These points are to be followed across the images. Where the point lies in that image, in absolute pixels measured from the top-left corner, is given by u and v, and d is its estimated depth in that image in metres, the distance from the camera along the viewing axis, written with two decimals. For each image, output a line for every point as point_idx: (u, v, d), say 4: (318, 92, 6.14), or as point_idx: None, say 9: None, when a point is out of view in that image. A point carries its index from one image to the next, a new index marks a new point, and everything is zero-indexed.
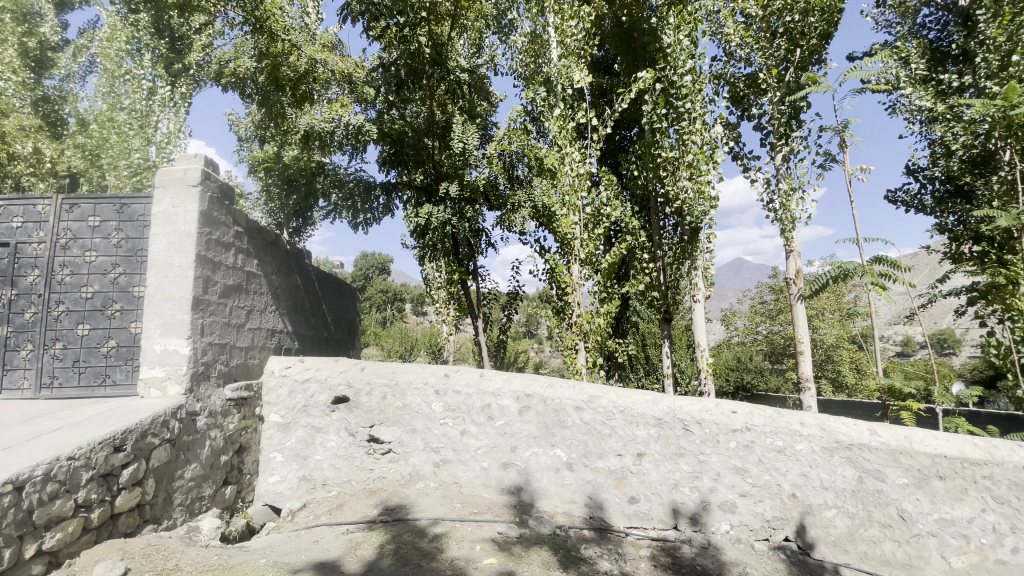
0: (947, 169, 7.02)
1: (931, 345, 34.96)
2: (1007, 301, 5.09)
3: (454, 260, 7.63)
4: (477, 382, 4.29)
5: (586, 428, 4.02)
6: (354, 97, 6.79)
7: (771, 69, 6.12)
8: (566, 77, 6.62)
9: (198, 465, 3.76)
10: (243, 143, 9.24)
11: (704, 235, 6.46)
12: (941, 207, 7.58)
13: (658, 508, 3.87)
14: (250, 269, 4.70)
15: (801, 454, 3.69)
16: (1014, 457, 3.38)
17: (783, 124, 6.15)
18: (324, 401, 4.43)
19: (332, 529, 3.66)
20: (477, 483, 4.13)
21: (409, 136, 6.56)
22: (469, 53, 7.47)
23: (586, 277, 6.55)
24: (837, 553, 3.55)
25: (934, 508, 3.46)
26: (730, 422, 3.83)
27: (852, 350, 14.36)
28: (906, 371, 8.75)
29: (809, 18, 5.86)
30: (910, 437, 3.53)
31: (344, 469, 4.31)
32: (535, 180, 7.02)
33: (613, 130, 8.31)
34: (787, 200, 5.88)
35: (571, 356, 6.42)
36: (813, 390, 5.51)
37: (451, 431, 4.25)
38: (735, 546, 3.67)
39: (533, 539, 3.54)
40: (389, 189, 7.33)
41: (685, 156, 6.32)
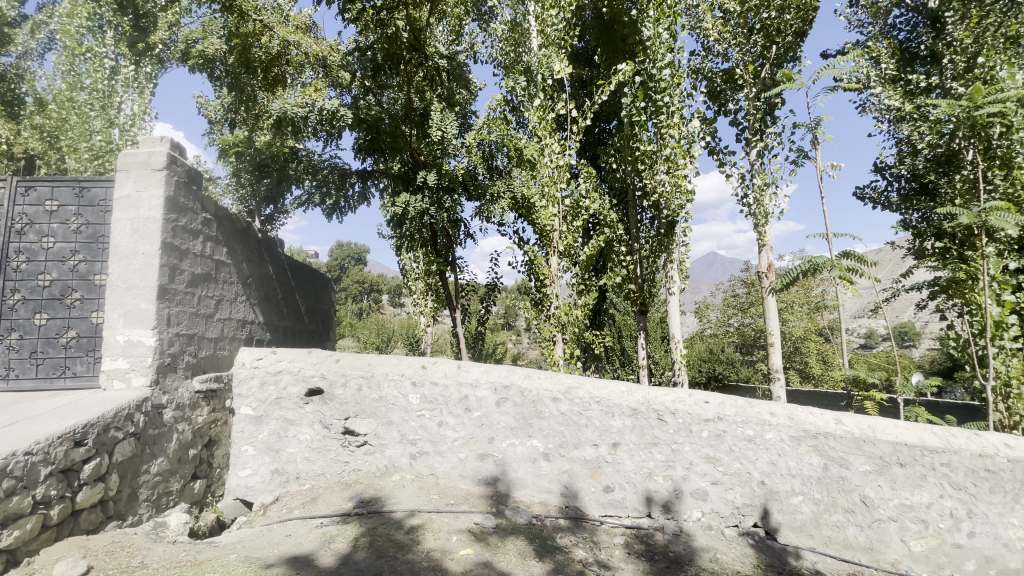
0: (913, 167, 7.27)
1: (893, 337, 36.29)
2: (966, 296, 5.32)
3: (432, 250, 7.57)
4: (454, 373, 4.26)
5: (563, 419, 4.05)
6: (329, 81, 6.59)
7: (748, 65, 6.20)
8: (546, 67, 6.59)
9: (165, 460, 3.65)
10: (213, 126, 8.92)
11: (680, 229, 6.53)
12: (906, 205, 7.85)
13: (632, 496, 3.94)
14: (219, 258, 4.56)
15: (770, 443, 3.79)
16: (970, 445, 3.56)
17: (758, 120, 6.25)
18: (297, 393, 4.35)
19: (306, 522, 3.61)
20: (453, 475, 4.12)
21: (385, 123, 6.45)
22: (448, 40, 7.43)
23: (564, 269, 6.58)
24: (802, 538, 3.68)
25: (894, 494, 3.61)
26: (703, 412, 3.90)
27: (819, 343, 14.81)
28: (869, 362, 9.12)
29: (785, 15, 5.95)
30: (874, 426, 3.67)
31: (318, 462, 4.24)
32: (514, 171, 6.97)
33: (592, 123, 8.33)
34: (760, 195, 5.99)
35: (549, 347, 6.46)
36: (782, 381, 5.66)
37: (428, 423, 4.22)
38: (706, 532, 3.76)
39: (509, 529, 3.56)
40: (365, 177, 7.17)
41: (663, 150, 6.38)
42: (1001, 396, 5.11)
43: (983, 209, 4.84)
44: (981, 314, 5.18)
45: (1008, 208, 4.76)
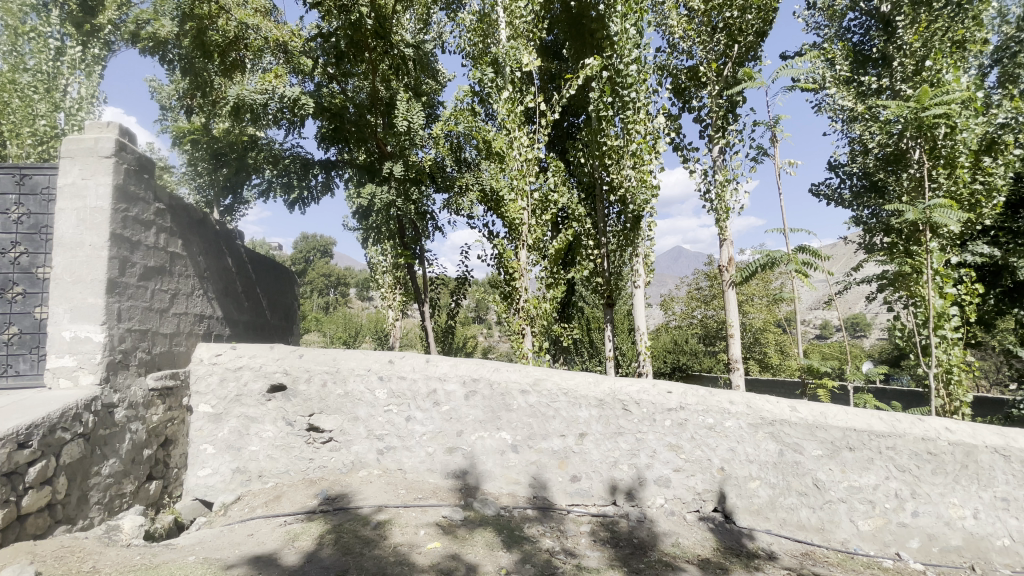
0: (864, 165, 7.62)
1: (846, 328, 38.00)
2: (912, 288, 5.63)
3: (399, 243, 7.50)
4: (422, 367, 4.20)
5: (531, 411, 4.07)
6: (291, 67, 6.39)
7: (711, 63, 6.34)
8: (514, 58, 6.57)
9: (117, 461, 3.50)
10: (167, 112, 8.52)
11: (646, 223, 6.70)
12: (858, 201, 8.23)
13: (598, 485, 4.01)
14: (174, 250, 4.38)
15: (729, 430, 3.93)
16: (913, 429, 3.78)
17: (721, 117, 6.41)
18: (259, 389, 4.22)
19: (269, 521, 3.53)
20: (422, 469, 4.10)
21: (350, 112, 6.36)
22: (415, 28, 7.30)
23: (533, 263, 6.62)
24: (759, 521, 3.85)
25: (844, 476, 3.81)
26: (666, 401, 4.01)
27: (777, 334, 15.39)
28: (823, 352, 9.56)
29: (747, 15, 6.11)
30: (826, 413, 3.85)
31: (282, 460, 4.14)
32: (483, 163, 6.92)
33: (560, 117, 8.35)
34: (722, 190, 6.16)
35: (518, 340, 6.49)
36: (741, 370, 5.86)
37: (396, 417, 4.16)
38: (668, 518, 3.88)
39: (477, 521, 3.57)
40: (328, 167, 7.00)
41: (629, 145, 6.49)
42: (943, 381, 5.50)
43: (928, 206, 5.10)
44: (924, 306, 5.50)
45: (950, 206, 5.05)
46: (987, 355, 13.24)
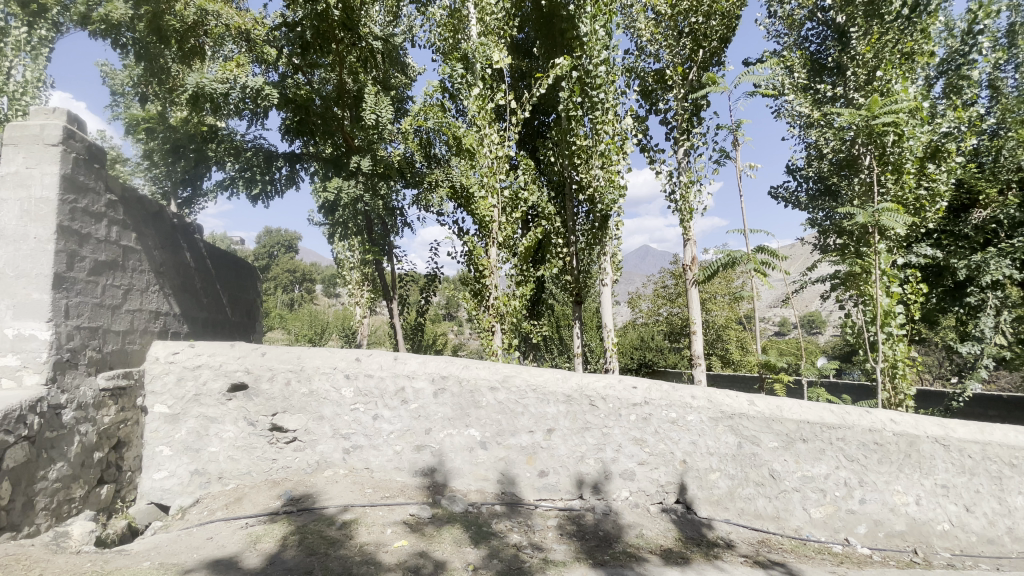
0: (819, 170, 7.97)
1: (803, 325, 39.56)
2: (861, 287, 5.94)
3: (367, 239, 7.50)
4: (390, 365, 4.15)
5: (500, 407, 4.08)
6: (254, 57, 6.23)
7: (677, 67, 6.50)
8: (483, 55, 6.56)
9: (65, 465, 3.33)
10: (120, 99, 8.11)
11: (613, 222, 6.87)
12: (813, 204, 8.60)
13: (565, 480, 4.07)
14: (127, 244, 4.18)
15: (691, 424, 4.05)
16: (861, 421, 3.99)
17: (686, 120, 6.57)
18: (218, 388, 4.07)
19: (229, 523, 3.43)
20: (389, 467, 4.06)
21: (315, 104, 6.24)
22: (384, 21, 7.19)
23: (503, 260, 6.61)
24: (718, 511, 4.00)
25: (798, 467, 3.99)
26: (631, 396, 4.10)
27: (738, 331, 15.90)
28: (780, 348, 9.96)
29: (711, 21, 6.33)
30: (782, 406, 4.01)
31: (243, 461, 4.02)
32: (453, 160, 6.88)
33: (531, 115, 8.39)
34: (686, 191, 6.32)
35: (487, 338, 6.49)
36: (703, 366, 6.03)
37: (362, 416, 4.10)
38: (633, 510, 3.98)
39: (445, 519, 3.58)
40: (293, 160, 6.84)
41: (598, 146, 6.59)
42: (889, 375, 5.82)
43: (877, 209, 5.37)
44: (872, 304, 5.80)
45: (896, 209, 5.36)
46: (929, 350, 14.06)
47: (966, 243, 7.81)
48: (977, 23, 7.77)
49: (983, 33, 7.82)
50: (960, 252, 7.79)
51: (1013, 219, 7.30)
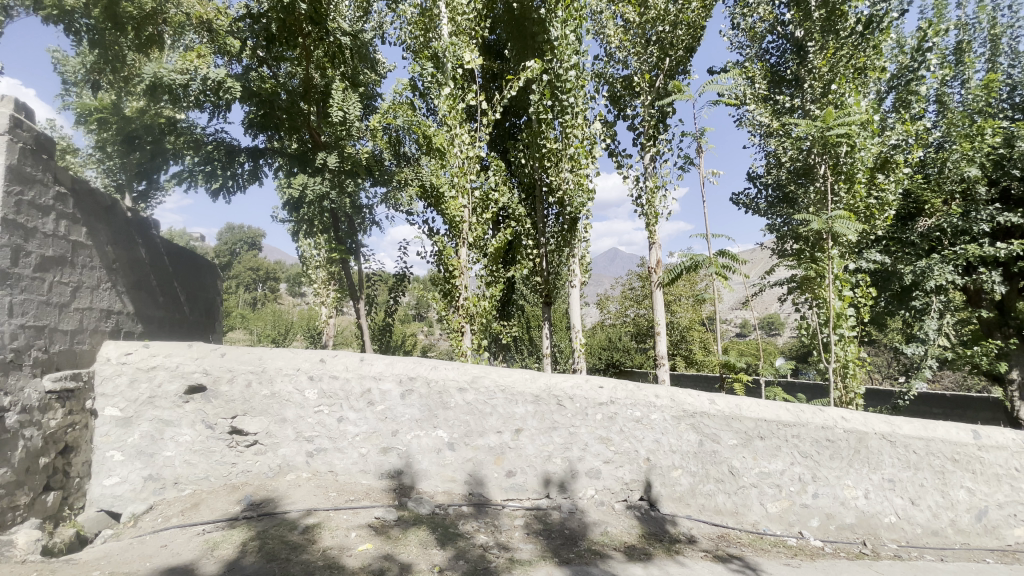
0: (778, 177, 8.30)
1: (763, 327, 41.02)
2: (816, 291, 6.22)
3: (333, 237, 7.49)
4: (356, 366, 4.08)
5: (468, 408, 4.08)
6: (215, 47, 6.17)
7: (644, 74, 6.67)
8: (454, 55, 6.56)
9: (8, 471, 3.14)
10: (71, 87, 7.69)
11: (582, 225, 6.98)
12: (772, 211, 8.96)
13: (532, 479, 4.10)
14: (76, 238, 3.98)
15: (654, 422, 4.15)
16: (814, 418, 4.18)
17: (652, 126, 6.74)
18: (174, 390, 3.91)
19: (185, 530, 3.30)
20: (355, 470, 4.00)
21: (280, 99, 6.26)
22: (354, 16, 7.08)
23: (473, 261, 6.61)
24: (681, 507, 4.12)
25: (756, 463, 4.15)
26: (597, 396, 4.17)
27: (702, 332, 16.35)
28: (740, 348, 10.34)
29: (677, 31, 6.52)
30: (740, 405, 4.17)
31: (200, 465, 3.87)
32: (423, 158, 6.83)
33: (502, 116, 8.43)
34: (652, 197, 6.48)
35: (457, 338, 6.46)
36: (666, 365, 6.20)
37: (327, 418, 4.02)
38: (598, 508, 4.05)
39: (412, 521, 3.56)
40: (256, 155, 6.69)
41: (567, 149, 6.69)
42: (841, 375, 6.11)
43: (830, 217, 5.64)
44: (825, 307, 6.10)
45: (848, 217, 5.61)
46: (878, 351, 14.83)
47: (912, 249, 8.29)
48: (926, 41, 8.20)
49: (931, 51, 8.27)
50: (906, 257, 8.29)
51: (956, 227, 7.90)
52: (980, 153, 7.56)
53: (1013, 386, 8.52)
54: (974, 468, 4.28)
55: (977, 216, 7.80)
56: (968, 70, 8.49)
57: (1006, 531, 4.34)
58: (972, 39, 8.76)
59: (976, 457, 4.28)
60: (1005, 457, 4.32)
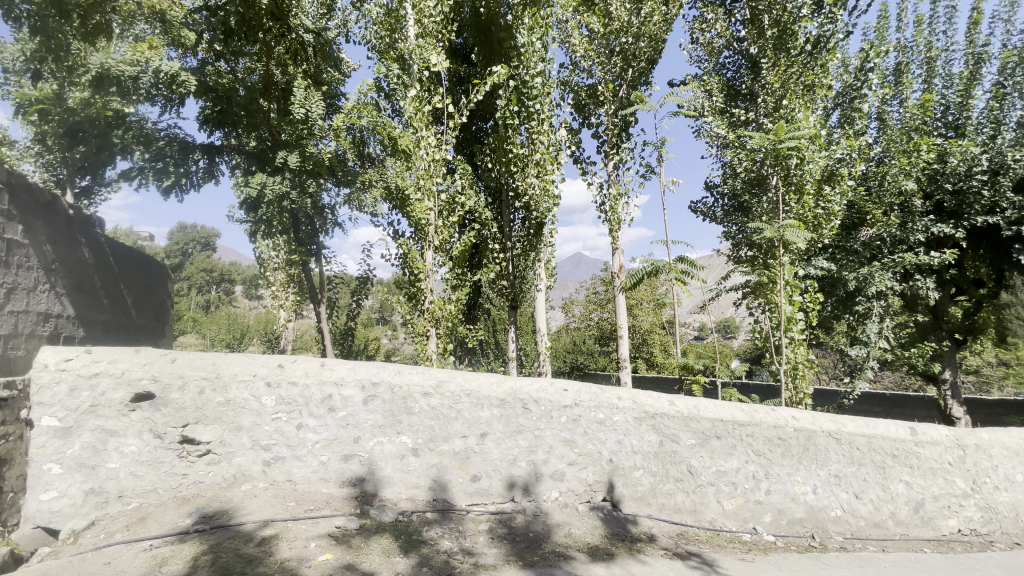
0: (733, 187, 8.66)
1: (720, 330, 42.60)
2: (768, 296, 6.53)
3: (293, 239, 7.37)
4: (316, 372, 3.98)
5: (433, 413, 4.04)
6: (169, 40, 5.97)
7: (608, 84, 6.85)
8: (421, 57, 6.54)
9: None
10: (7, 74, 7.17)
11: (547, 230, 7.07)
12: (728, 219, 9.34)
13: (497, 484, 4.09)
14: (11, 236, 3.73)
15: (617, 424, 4.24)
16: (767, 418, 4.37)
17: (616, 135, 6.91)
18: (120, 399, 3.65)
19: (131, 545, 3.13)
20: (314, 479, 3.89)
21: (239, 95, 6.10)
22: (317, 13, 6.94)
23: (439, 264, 6.56)
24: (642, 507, 4.22)
25: (713, 462, 4.30)
26: (562, 399, 4.21)
27: (663, 335, 16.80)
28: (698, 351, 10.74)
29: (640, 43, 6.75)
30: (698, 406, 4.31)
31: (148, 477, 3.66)
32: (388, 159, 6.74)
33: (469, 120, 8.44)
34: (616, 203, 6.63)
35: (422, 342, 6.40)
36: (629, 368, 6.31)
37: (285, 426, 3.89)
38: (562, 510, 4.10)
39: (374, 529, 3.50)
40: (211, 152, 6.44)
41: (533, 155, 6.76)
42: (791, 376, 6.41)
43: (781, 225, 5.93)
44: (777, 311, 6.40)
45: (797, 226, 5.91)
46: (825, 353, 15.64)
47: (856, 257, 8.78)
48: (868, 61, 8.74)
49: (873, 70, 8.80)
50: (851, 265, 8.77)
51: (894, 237, 8.43)
52: (915, 168, 8.09)
53: (946, 386, 9.16)
54: (911, 462, 4.58)
55: (914, 227, 8.37)
56: (906, 90, 9.12)
57: (940, 522, 4.65)
58: (911, 61, 9.42)
59: (914, 452, 4.58)
60: (939, 452, 4.64)
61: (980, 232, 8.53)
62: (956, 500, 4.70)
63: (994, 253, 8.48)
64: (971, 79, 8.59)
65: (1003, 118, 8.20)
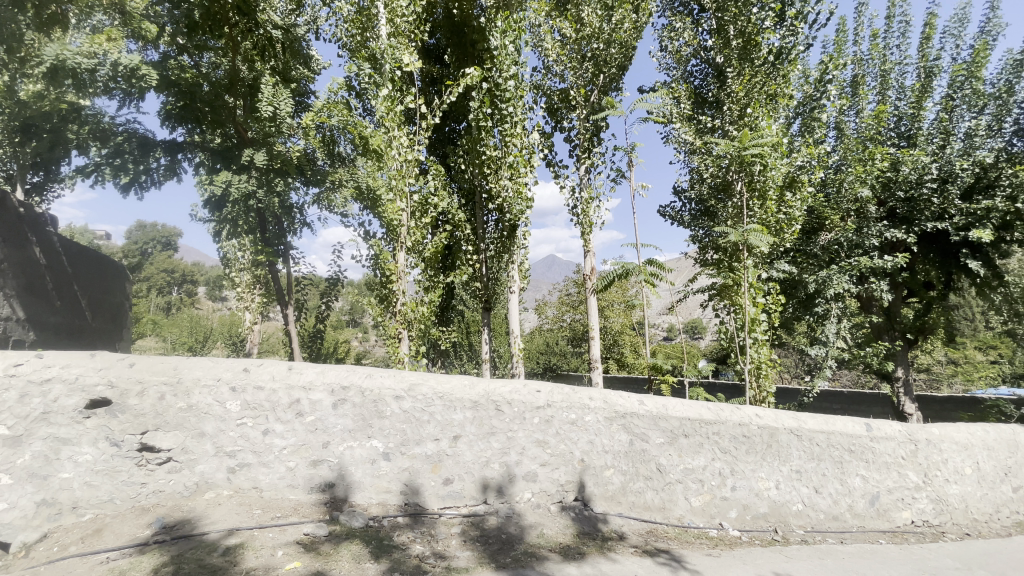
0: (700, 192, 8.92)
1: (688, 331, 43.73)
2: (732, 297, 6.75)
3: (260, 240, 7.22)
4: (284, 376, 3.89)
5: (405, 416, 4.01)
6: (128, 32, 5.72)
7: (580, 89, 6.95)
8: (393, 57, 6.47)
9: None
10: None
11: (521, 232, 7.11)
12: (694, 223, 9.62)
13: (470, 486, 4.09)
14: None
15: (588, 424, 4.31)
16: (732, 416, 4.51)
17: (587, 139, 7.02)
18: (73, 405, 3.45)
19: (86, 559, 2.98)
20: (281, 485, 3.80)
21: (204, 90, 5.92)
22: (286, 9, 6.81)
23: (412, 265, 6.51)
24: (612, 506, 4.30)
25: (681, 460, 4.41)
26: (534, 400, 4.25)
27: (633, 336, 17.10)
28: (666, 351, 11.02)
29: (610, 49, 6.91)
30: (667, 405, 4.42)
31: (104, 487, 3.46)
32: (360, 159, 6.64)
33: (442, 121, 8.42)
34: (587, 207, 6.73)
35: (394, 345, 6.33)
36: (600, 369, 6.40)
37: (251, 431, 3.79)
38: (534, 511, 4.13)
39: (343, 535, 3.45)
40: (173, 149, 6.22)
41: (506, 157, 6.80)
42: (755, 375, 6.63)
43: (745, 230, 6.15)
44: (741, 313, 6.62)
45: (761, 230, 6.13)
46: (787, 352, 16.21)
47: (815, 260, 9.19)
48: (827, 73, 9.11)
49: (831, 82, 9.20)
50: (811, 268, 9.14)
51: (851, 242, 8.83)
52: (870, 175, 8.48)
53: (900, 383, 9.63)
54: (867, 457, 4.81)
55: (869, 232, 8.71)
56: (862, 101, 9.57)
57: (895, 514, 4.89)
58: (866, 73, 9.90)
59: (869, 447, 4.81)
60: (893, 446, 4.88)
61: (930, 237, 9.01)
62: (909, 492, 4.96)
63: (943, 257, 8.96)
64: (922, 92, 9.08)
65: (952, 129, 8.66)
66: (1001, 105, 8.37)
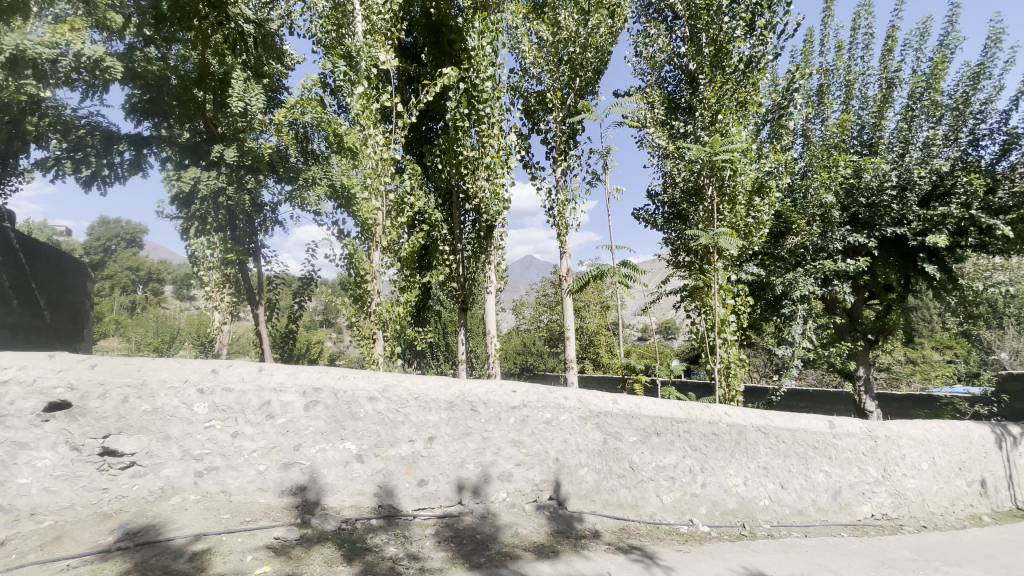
0: (672, 196, 9.12)
1: (663, 332, 44.50)
2: (703, 299, 6.92)
3: (230, 239, 7.05)
4: (254, 377, 3.80)
5: (379, 418, 3.99)
6: (93, 22, 5.51)
7: (557, 92, 7.01)
8: (369, 55, 6.38)
9: None
10: None
11: (497, 232, 7.14)
12: (667, 225, 9.81)
13: (445, 487, 4.09)
14: None
15: (563, 423, 4.36)
16: (703, 415, 4.63)
17: (563, 141, 7.11)
18: (31, 408, 3.31)
19: (44, 567, 2.87)
20: (251, 489, 3.72)
21: (172, 84, 5.89)
22: (258, 3, 6.69)
23: (387, 265, 6.47)
24: (586, 504, 4.36)
25: (653, 458, 4.51)
26: (510, 400, 4.27)
27: (609, 336, 17.30)
28: (639, 351, 11.22)
29: (586, 53, 7.01)
30: (639, 404, 4.50)
31: (64, 493, 3.34)
32: (334, 157, 6.56)
33: (418, 120, 8.38)
34: (563, 209, 6.80)
35: (368, 345, 6.27)
36: (575, 368, 6.47)
37: (219, 434, 3.70)
38: (509, 510, 4.16)
39: (315, 539, 3.41)
40: (138, 143, 5.97)
41: (483, 158, 6.82)
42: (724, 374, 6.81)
43: (716, 233, 6.31)
44: (711, 314, 6.80)
45: (730, 234, 6.31)
46: (757, 353, 16.69)
47: (782, 262, 9.49)
48: (794, 82, 9.44)
49: (798, 91, 9.54)
50: (778, 270, 9.42)
51: (816, 245, 9.14)
52: (834, 182, 8.80)
53: (862, 382, 10.03)
54: (830, 453, 5.00)
55: (833, 236, 9.01)
56: (827, 110, 9.92)
57: (855, 508, 5.10)
58: (831, 83, 10.27)
59: (832, 444, 5.00)
60: (854, 443, 5.09)
61: (890, 242, 9.40)
62: (869, 487, 5.18)
63: (902, 261, 9.36)
64: (883, 102, 9.50)
65: (911, 138, 9.06)
66: (957, 115, 8.76)
